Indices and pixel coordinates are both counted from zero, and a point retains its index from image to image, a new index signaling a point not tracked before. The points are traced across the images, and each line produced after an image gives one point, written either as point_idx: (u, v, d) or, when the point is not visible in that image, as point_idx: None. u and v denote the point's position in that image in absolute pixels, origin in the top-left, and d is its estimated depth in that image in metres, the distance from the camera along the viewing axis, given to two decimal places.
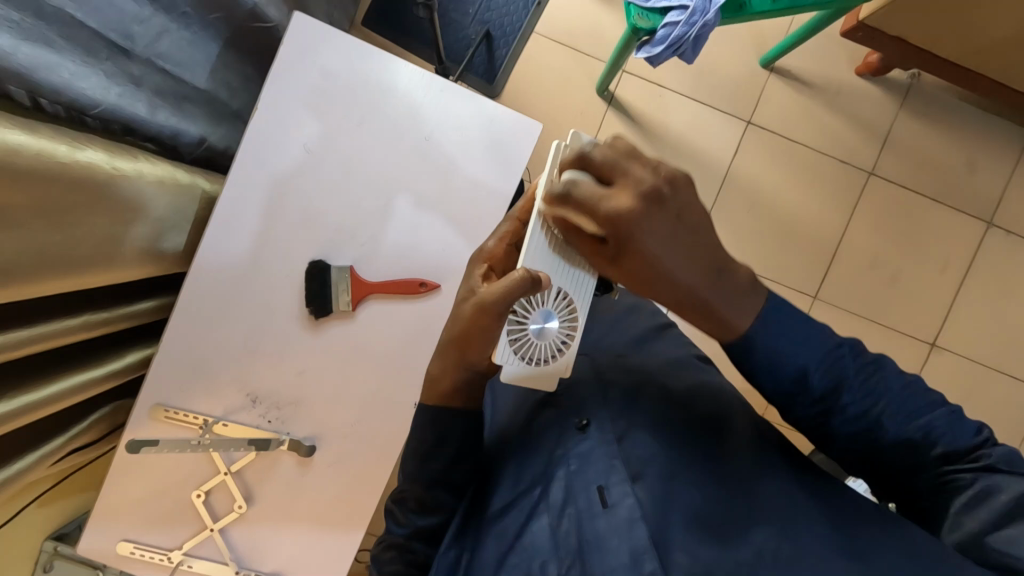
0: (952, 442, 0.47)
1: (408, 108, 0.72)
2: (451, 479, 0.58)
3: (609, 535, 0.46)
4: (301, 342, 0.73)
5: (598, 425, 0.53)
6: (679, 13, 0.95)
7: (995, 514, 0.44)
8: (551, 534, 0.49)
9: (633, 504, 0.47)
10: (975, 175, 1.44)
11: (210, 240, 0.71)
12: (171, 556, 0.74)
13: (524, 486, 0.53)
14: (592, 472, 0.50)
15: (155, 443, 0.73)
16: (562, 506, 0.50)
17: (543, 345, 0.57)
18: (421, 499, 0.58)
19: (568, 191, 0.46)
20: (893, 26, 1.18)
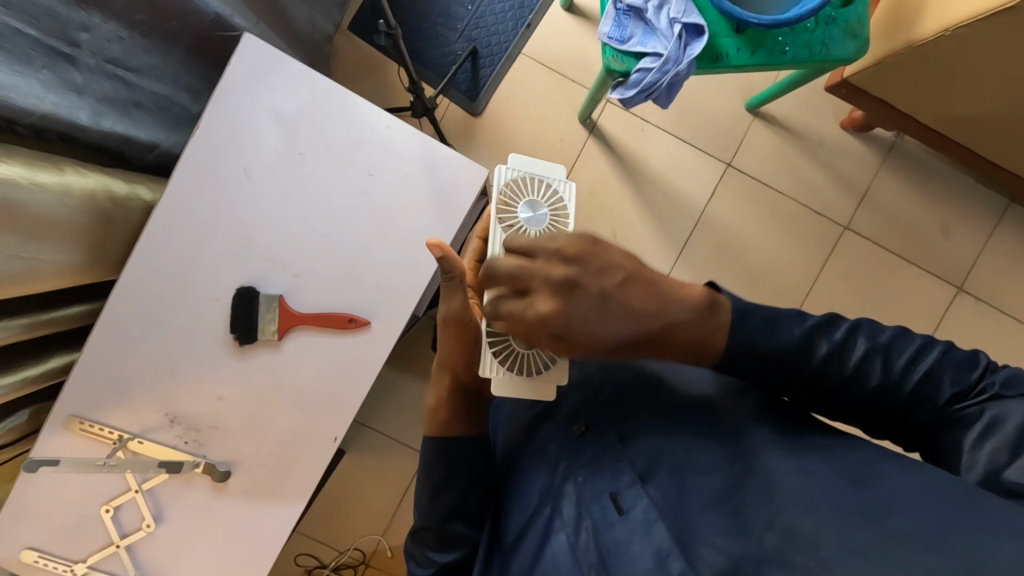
0: (958, 382, 0.59)
1: (355, 142, 0.73)
2: (464, 510, 0.69)
3: (631, 541, 0.53)
4: (225, 366, 0.73)
5: (597, 435, 0.65)
6: (654, 60, 0.95)
7: (1002, 441, 0.52)
8: (571, 550, 0.57)
9: (647, 505, 0.55)
10: (950, 241, 1.43)
11: (139, 256, 0.70)
12: (75, 567, 0.74)
13: (536, 507, 0.64)
14: (606, 482, 0.59)
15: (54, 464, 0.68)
16: (578, 521, 0.59)
17: (529, 358, 0.65)
18: (439, 535, 0.68)
19: (493, 305, 0.60)
20: (876, 87, 1.17)
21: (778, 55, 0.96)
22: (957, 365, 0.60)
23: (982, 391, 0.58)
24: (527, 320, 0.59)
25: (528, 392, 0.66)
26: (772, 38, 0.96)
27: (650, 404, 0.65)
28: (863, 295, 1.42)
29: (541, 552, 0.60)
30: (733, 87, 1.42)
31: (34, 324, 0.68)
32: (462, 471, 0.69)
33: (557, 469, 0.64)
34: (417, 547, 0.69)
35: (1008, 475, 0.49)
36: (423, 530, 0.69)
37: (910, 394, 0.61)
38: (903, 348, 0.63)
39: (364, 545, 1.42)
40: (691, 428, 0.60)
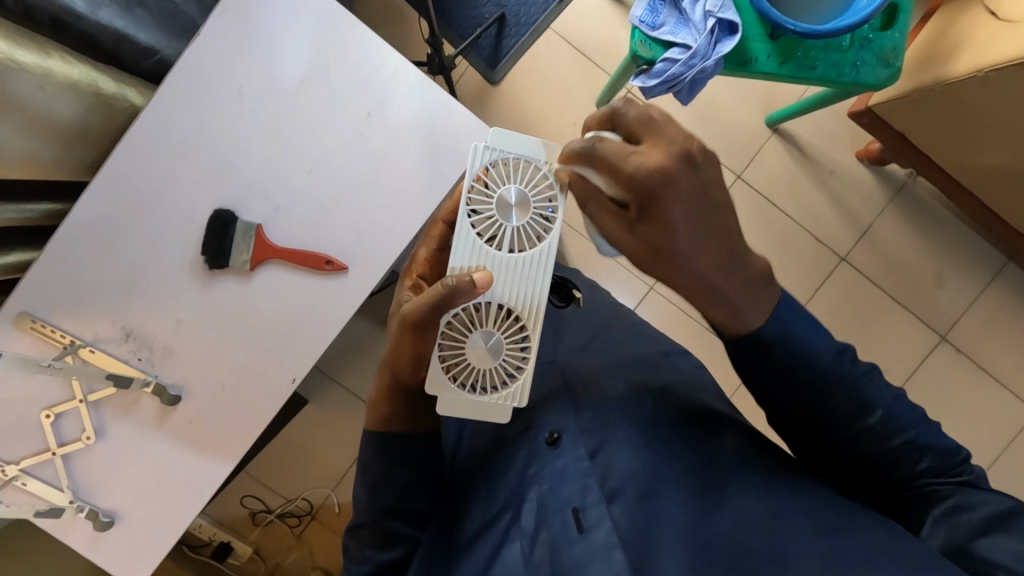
0: (942, 458, 0.54)
1: (358, 80, 0.69)
2: (407, 508, 0.66)
3: (589, 561, 0.54)
4: (190, 292, 0.71)
5: (571, 439, 0.62)
6: (681, 51, 0.92)
7: (972, 521, 0.49)
8: (526, 561, 0.57)
9: (609, 529, 0.55)
10: (941, 290, 1.42)
11: (116, 162, 0.68)
12: (5, 469, 0.71)
13: (496, 509, 0.63)
14: (570, 498, 0.58)
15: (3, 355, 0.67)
16: (536, 532, 0.59)
17: (487, 371, 0.59)
18: (377, 532, 0.66)
19: (595, 148, 0.49)
20: (899, 121, 1.15)
21: (806, 69, 0.94)
22: (941, 440, 0.55)
23: (959, 474, 0.54)
24: (628, 176, 0.47)
25: (482, 408, 0.59)
26: (804, 50, 0.93)
27: (623, 412, 0.63)
28: (847, 331, 1.41)
29: (496, 556, 0.59)
30: (756, 100, 1.40)
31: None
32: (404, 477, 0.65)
33: (521, 468, 0.63)
34: (355, 546, 0.68)
35: (974, 546, 0.48)
36: (361, 526, 0.67)
37: (897, 456, 0.54)
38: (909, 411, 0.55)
39: (312, 496, 1.41)
40: (665, 450, 0.59)
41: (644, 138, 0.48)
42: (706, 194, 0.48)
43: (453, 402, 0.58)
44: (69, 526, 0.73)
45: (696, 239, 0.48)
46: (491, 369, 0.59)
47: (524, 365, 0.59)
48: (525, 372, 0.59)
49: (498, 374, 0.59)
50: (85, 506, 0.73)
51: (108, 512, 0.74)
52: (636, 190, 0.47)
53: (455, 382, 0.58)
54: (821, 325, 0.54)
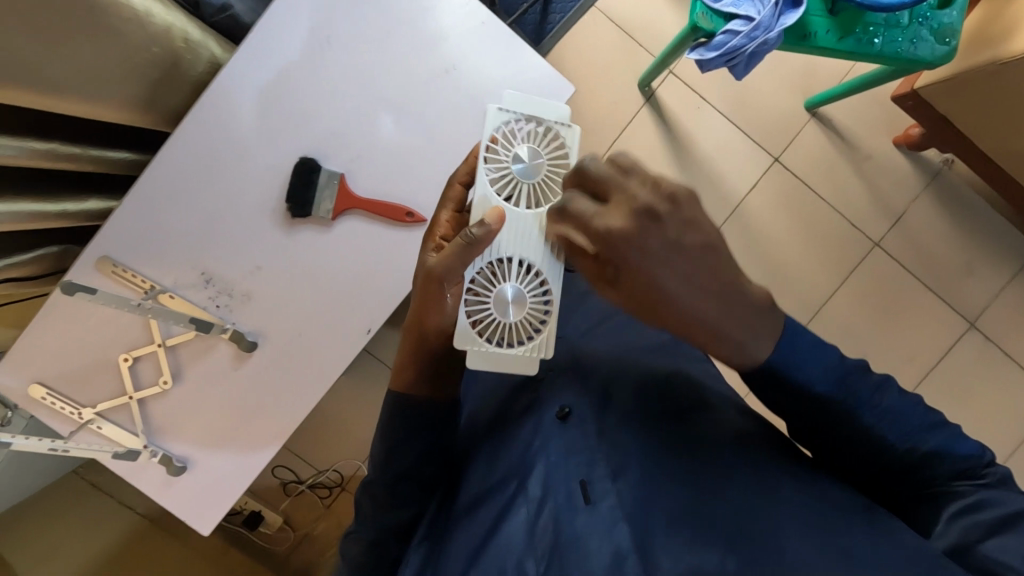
0: (959, 460, 0.49)
1: (442, 34, 0.71)
2: (417, 473, 0.66)
3: (590, 535, 0.49)
4: (271, 239, 0.72)
5: (580, 419, 0.60)
6: (743, 23, 0.92)
7: (977, 521, 0.45)
8: (528, 531, 0.52)
9: (614, 503, 0.51)
10: (969, 277, 1.43)
11: (203, 109, 0.69)
12: (82, 412, 0.73)
13: (499, 481, 0.58)
14: (578, 471, 0.55)
15: (92, 292, 0.69)
16: (541, 501, 0.54)
17: (512, 325, 0.60)
18: (388, 494, 0.65)
19: (568, 207, 0.49)
20: (944, 103, 1.17)
21: (864, 44, 0.95)
22: (958, 445, 0.50)
23: (983, 475, 0.49)
24: (596, 232, 0.47)
25: (509, 363, 0.60)
26: (863, 26, 0.95)
27: (629, 404, 0.60)
28: (877, 317, 1.42)
29: (496, 528, 0.54)
30: (796, 83, 1.40)
31: (76, 156, 0.68)
32: (415, 446, 0.64)
33: (527, 444, 0.60)
34: (370, 507, 0.67)
35: (975, 545, 0.43)
36: (373, 485, 0.67)
37: (903, 455, 0.51)
38: (919, 416, 0.51)
39: (343, 468, 1.42)
40: (676, 437, 0.56)
41: (611, 195, 0.47)
42: (679, 244, 0.46)
43: (482, 358, 0.59)
44: (142, 471, 0.74)
45: (687, 283, 0.47)
46: (516, 322, 0.60)
47: (547, 316, 0.61)
48: (548, 323, 0.61)
49: (522, 328, 0.60)
50: (159, 452, 0.73)
51: (180, 458, 0.74)
52: (601, 242, 0.47)
53: (483, 337, 0.59)
54: (819, 352, 0.51)
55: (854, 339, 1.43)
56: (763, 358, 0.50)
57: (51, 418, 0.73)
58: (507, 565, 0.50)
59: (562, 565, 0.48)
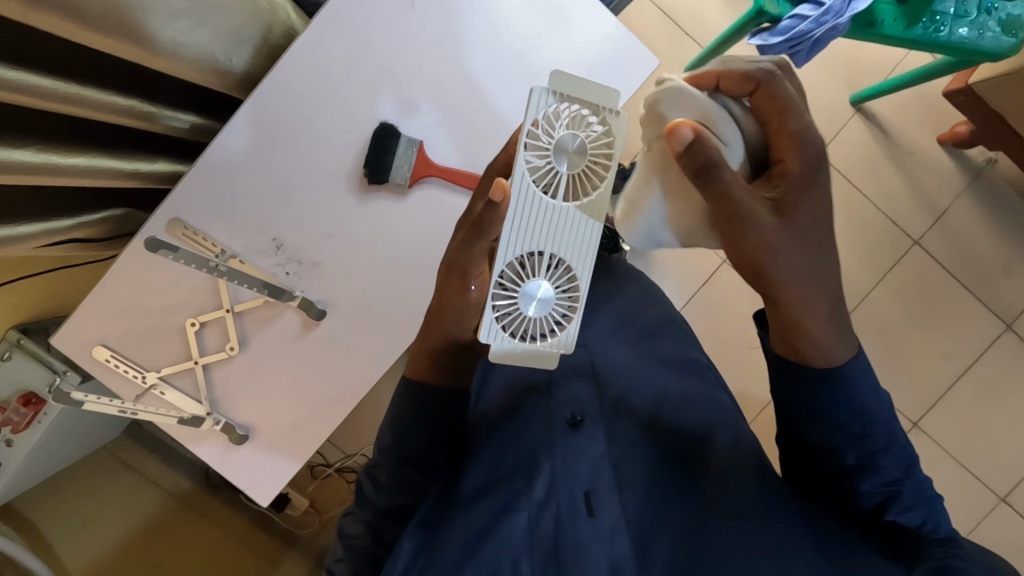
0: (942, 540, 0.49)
1: (528, 1, 0.70)
2: (427, 458, 0.62)
3: (590, 541, 0.54)
4: (343, 206, 0.71)
5: (590, 425, 0.62)
6: (812, 8, 0.91)
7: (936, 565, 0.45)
8: (528, 529, 0.57)
9: (616, 517, 0.55)
10: (1008, 278, 1.41)
11: (281, 73, 0.68)
12: (146, 376, 0.71)
13: (506, 474, 0.61)
14: (581, 477, 0.58)
15: (173, 249, 0.67)
16: (543, 504, 0.58)
17: (535, 321, 0.51)
18: (394, 478, 0.61)
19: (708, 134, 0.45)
20: (996, 98, 1.16)
21: (931, 33, 0.94)
22: (946, 523, 0.49)
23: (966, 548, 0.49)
24: (746, 180, 0.44)
25: (526, 359, 0.52)
26: (931, 14, 0.94)
27: (636, 419, 0.62)
28: (914, 315, 1.41)
29: (499, 521, 0.57)
30: (842, 77, 1.39)
31: (150, 116, 0.67)
32: (424, 424, 0.60)
33: (538, 446, 0.61)
34: (370, 488, 0.62)
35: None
36: (378, 467, 0.62)
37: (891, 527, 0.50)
38: (909, 492, 0.49)
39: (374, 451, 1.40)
40: (676, 452, 0.59)
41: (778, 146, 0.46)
42: (812, 224, 0.45)
43: (499, 355, 0.52)
44: (204, 438, 0.73)
45: (806, 265, 0.46)
46: (540, 319, 0.51)
47: (571, 316, 0.52)
48: (571, 324, 0.52)
49: (545, 324, 0.52)
50: (222, 420, 0.72)
51: (243, 426, 0.73)
52: (749, 184, 0.44)
53: (504, 332, 0.51)
54: (855, 401, 0.49)
55: (890, 337, 1.41)
56: (842, 362, 0.49)
57: (113, 381, 0.72)
58: (507, 559, 0.55)
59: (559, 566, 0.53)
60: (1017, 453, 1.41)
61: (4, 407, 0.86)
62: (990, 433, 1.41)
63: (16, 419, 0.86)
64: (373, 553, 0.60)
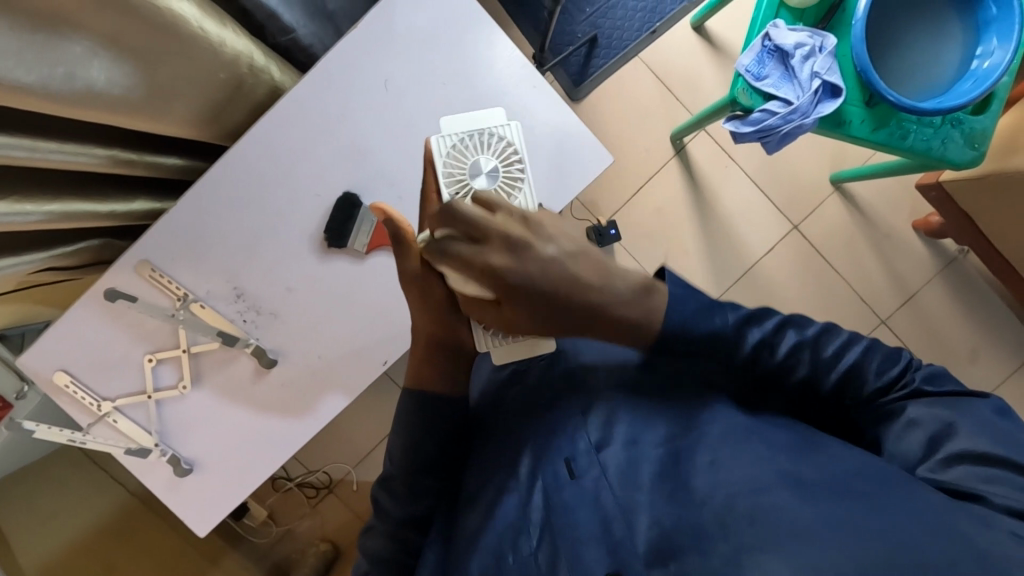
0: (880, 373, 0.55)
1: (496, 92, 0.74)
2: (434, 462, 0.66)
3: (578, 506, 0.54)
4: (305, 263, 0.75)
5: (565, 404, 0.63)
6: (782, 105, 0.95)
7: (927, 439, 0.50)
8: (519, 510, 0.58)
9: (598, 472, 0.55)
10: (974, 365, 1.41)
11: (261, 133, 0.72)
12: (101, 404, 0.75)
13: (496, 462, 0.63)
14: (560, 448, 0.59)
15: (132, 299, 0.73)
16: (530, 484, 0.59)
17: None
18: (408, 486, 0.65)
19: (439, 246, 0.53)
20: (966, 198, 1.19)
21: (896, 139, 0.97)
22: (878, 357, 0.56)
23: (904, 384, 0.55)
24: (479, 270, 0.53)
25: (518, 352, 0.63)
26: (897, 121, 0.96)
27: (613, 383, 0.62)
28: None
29: (492, 511, 0.59)
30: (825, 155, 1.43)
31: (132, 161, 0.71)
32: (427, 441, 0.65)
33: (519, 433, 0.63)
34: (389, 502, 0.66)
35: (927, 471, 0.48)
36: (390, 478, 0.67)
37: (835, 382, 0.56)
38: (833, 336, 0.57)
39: (332, 471, 1.41)
40: (654, 409, 0.58)
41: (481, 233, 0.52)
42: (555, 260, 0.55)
43: (498, 355, 0.63)
44: (152, 468, 0.77)
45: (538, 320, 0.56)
46: None
47: None
48: None
49: None
50: (168, 451, 0.76)
51: (188, 460, 0.77)
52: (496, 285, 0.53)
53: (494, 338, 0.62)
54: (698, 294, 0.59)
55: None
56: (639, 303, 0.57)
57: (69, 406, 0.76)
58: (506, 543, 0.56)
59: (553, 541, 0.54)
60: None
61: None
62: None
63: None
64: (399, 561, 0.65)
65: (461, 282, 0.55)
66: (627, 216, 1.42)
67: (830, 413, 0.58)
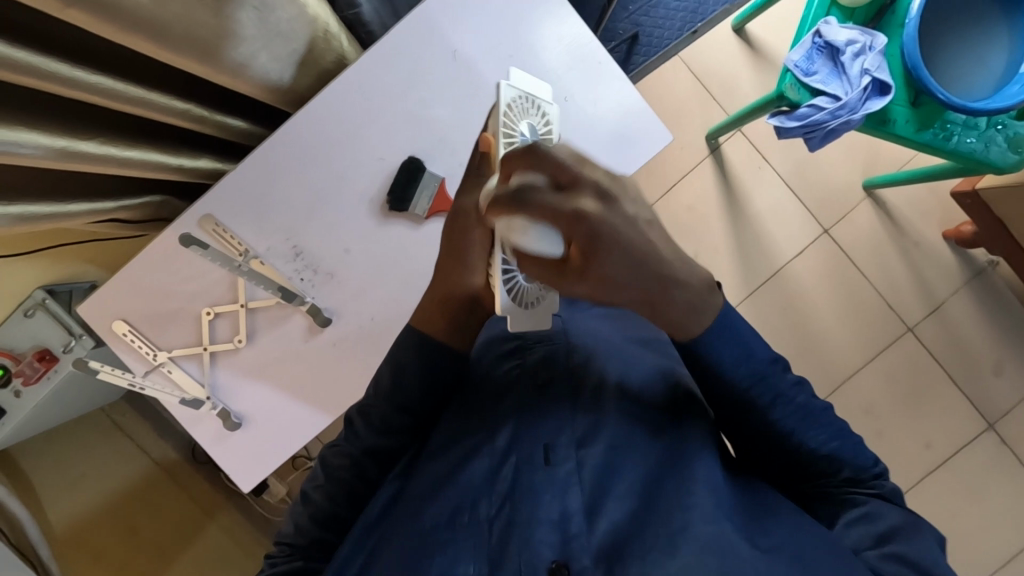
0: (857, 466, 0.53)
1: (561, 67, 0.76)
2: (416, 406, 0.60)
3: (544, 490, 0.51)
4: (364, 226, 0.77)
5: (558, 386, 0.58)
6: (830, 100, 0.96)
7: (874, 535, 0.49)
8: (487, 476, 0.54)
9: (573, 467, 0.52)
10: (997, 378, 1.40)
11: (330, 98, 0.74)
12: (157, 354, 0.77)
13: (469, 430, 0.57)
14: (544, 429, 0.55)
15: (205, 247, 0.73)
16: (504, 454, 0.54)
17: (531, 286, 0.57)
18: (386, 418, 0.59)
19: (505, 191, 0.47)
20: (1002, 206, 1.20)
21: (941, 140, 0.97)
22: (860, 454, 0.53)
23: (874, 486, 0.53)
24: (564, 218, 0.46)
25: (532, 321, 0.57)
26: (942, 122, 0.97)
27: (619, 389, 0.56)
28: (900, 402, 1.40)
29: (459, 467, 0.54)
30: (858, 160, 1.43)
31: (203, 119, 0.73)
32: (413, 371, 0.59)
33: (506, 397, 0.59)
34: (363, 428, 0.60)
35: (870, 557, 0.48)
36: (372, 406, 0.60)
37: (821, 465, 0.53)
38: (829, 430, 0.54)
39: None
40: (643, 419, 0.55)
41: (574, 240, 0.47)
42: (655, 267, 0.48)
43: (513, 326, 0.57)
44: (200, 421, 0.78)
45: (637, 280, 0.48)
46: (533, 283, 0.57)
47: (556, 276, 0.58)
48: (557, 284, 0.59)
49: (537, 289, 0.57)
50: (219, 405, 0.77)
51: (237, 415, 0.78)
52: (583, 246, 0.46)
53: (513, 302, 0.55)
54: None
55: (875, 418, 1.40)
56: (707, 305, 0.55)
57: (124, 354, 0.77)
58: (463, 503, 0.52)
59: (509, 517, 0.51)
60: (987, 558, 1.35)
61: (20, 358, 0.91)
62: (963, 531, 1.36)
63: (28, 371, 0.90)
64: (349, 487, 0.59)
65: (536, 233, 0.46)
66: (660, 211, 1.44)
67: (792, 491, 0.56)
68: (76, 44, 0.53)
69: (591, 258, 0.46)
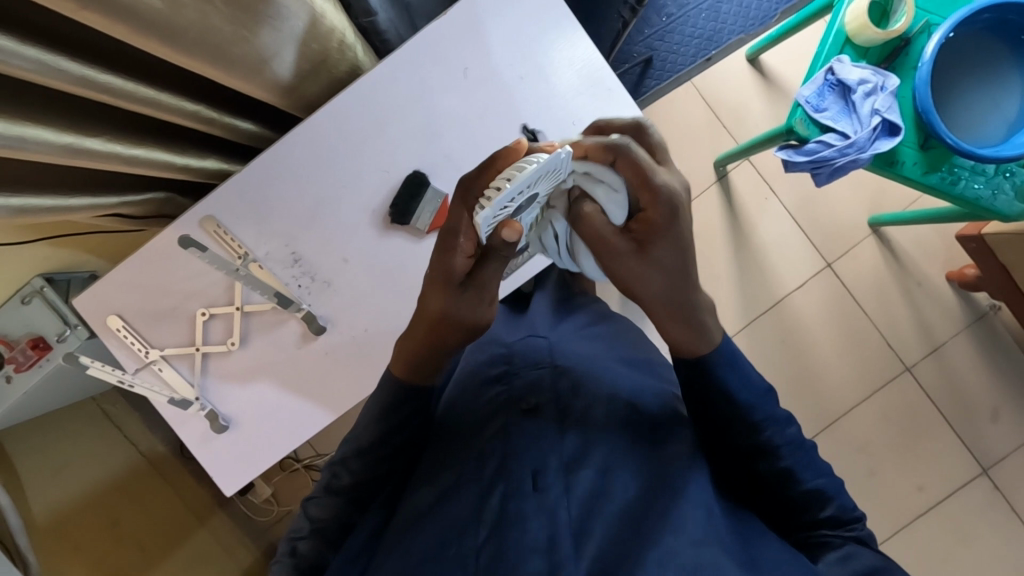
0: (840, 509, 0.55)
1: (574, 91, 0.76)
2: (401, 434, 0.60)
3: (531, 516, 0.49)
4: (364, 236, 0.77)
5: (551, 411, 0.58)
6: (838, 138, 0.95)
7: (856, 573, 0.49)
8: (474, 507, 0.51)
9: (562, 492, 0.52)
10: (995, 424, 1.38)
11: (339, 107, 0.74)
12: (149, 352, 0.77)
13: (458, 457, 0.57)
14: (532, 456, 0.54)
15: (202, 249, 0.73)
16: (491, 484, 0.53)
17: None
18: (358, 474, 0.60)
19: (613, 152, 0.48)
20: (1006, 252, 1.20)
21: (949, 184, 0.96)
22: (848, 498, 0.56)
23: (853, 528, 0.54)
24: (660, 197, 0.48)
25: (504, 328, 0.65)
26: (950, 167, 0.97)
27: (604, 429, 0.57)
28: (895, 442, 1.38)
29: (443, 500, 0.54)
30: (865, 197, 1.43)
31: (212, 120, 0.73)
32: (395, 413, 0.59)
33: (487, 427, 0.57)
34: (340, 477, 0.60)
35: None
36: (340, 464, 0.60)
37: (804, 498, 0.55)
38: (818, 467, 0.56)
39: None
40: (629, 454, 0.55)
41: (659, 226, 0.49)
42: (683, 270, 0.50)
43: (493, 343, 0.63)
44: (187, 420, 0.78)
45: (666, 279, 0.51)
46: None
47: None
48: None
49: None
50: (207, 406, 0.77)
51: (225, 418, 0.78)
52: (658, 222, 0.49)
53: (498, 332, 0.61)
54: None
55: (868, 456, 1.38)
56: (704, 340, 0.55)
57: (116, 349, 0.77)
58: (450, 534, 0.51)
59: (499, 544, 0.49)
60: None
61: (14, 345, 0.91)
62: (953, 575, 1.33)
63: (20, 358, 0.90)
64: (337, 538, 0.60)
65: (613, 204, 0.50)
66: None
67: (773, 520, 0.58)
68: (89, 42, 0.53)
69: (651, 240, 0.50)
